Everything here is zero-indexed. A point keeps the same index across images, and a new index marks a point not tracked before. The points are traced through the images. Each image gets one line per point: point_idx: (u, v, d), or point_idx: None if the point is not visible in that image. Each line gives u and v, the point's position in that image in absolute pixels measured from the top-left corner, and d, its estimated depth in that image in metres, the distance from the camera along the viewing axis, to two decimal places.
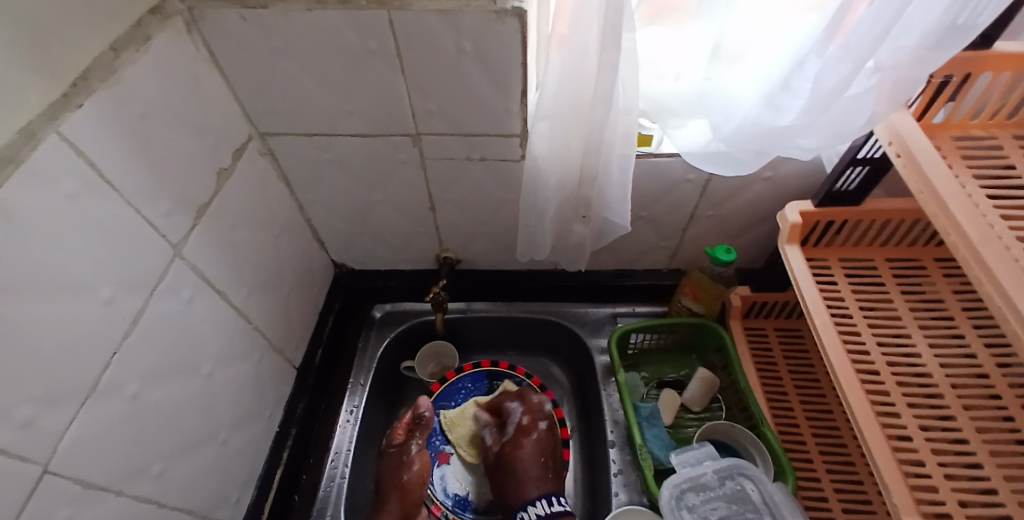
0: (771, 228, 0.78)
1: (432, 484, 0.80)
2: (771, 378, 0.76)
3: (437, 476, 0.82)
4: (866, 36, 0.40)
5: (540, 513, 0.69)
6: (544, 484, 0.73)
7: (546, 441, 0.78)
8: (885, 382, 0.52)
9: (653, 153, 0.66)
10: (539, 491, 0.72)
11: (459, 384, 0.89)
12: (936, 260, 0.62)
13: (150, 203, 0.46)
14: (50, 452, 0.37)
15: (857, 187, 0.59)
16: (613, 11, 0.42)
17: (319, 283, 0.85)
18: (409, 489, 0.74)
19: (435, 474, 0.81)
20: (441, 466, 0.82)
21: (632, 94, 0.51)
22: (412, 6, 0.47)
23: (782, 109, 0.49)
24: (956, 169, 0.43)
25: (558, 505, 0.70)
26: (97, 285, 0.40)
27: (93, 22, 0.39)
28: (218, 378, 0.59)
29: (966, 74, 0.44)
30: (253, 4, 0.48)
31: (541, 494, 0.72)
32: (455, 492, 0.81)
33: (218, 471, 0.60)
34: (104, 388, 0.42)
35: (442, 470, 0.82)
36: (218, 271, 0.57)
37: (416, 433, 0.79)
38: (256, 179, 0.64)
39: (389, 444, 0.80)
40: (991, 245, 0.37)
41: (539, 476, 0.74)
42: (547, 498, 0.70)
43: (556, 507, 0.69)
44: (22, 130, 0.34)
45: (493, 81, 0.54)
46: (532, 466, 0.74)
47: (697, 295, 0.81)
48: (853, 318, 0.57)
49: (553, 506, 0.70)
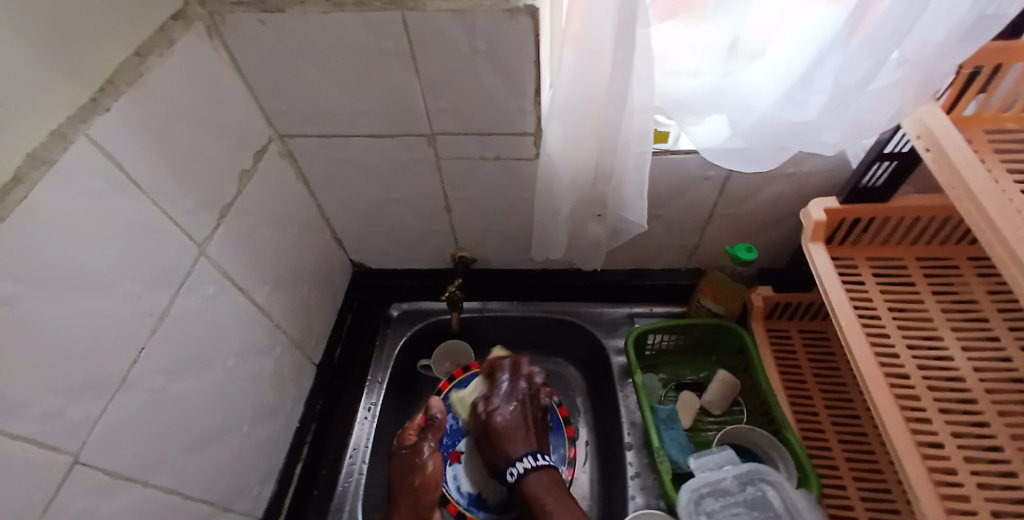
0: (794, 226, 0.76)
1: (445, 483, 0.80)
2: (794, 382, 0.74)
3: (449, 475, 0.81)
4: (891, 29, 0.38)
5: (523, 468, 0.70)
6: (529, 442, 0.74)
7: (529, 406, 0.79)
8: (915, 387, 0.50)
9: (670, 150, 0.65)
10: (523, 449, 0.73)
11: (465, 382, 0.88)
12: (970, 259, 0.59)
13: (174, 203, 0.48)
14: (79, 443, 0.38)
15: (885, 182, 0.57)
16: (625, 5, 0.41)
17: (337, 282, 0.86)
18: (422, 495, 0.73)
19: (448, 473, 0.81)
20: (453, 466, 0.82)
21: (647, 90, 0.50)
22: (425, 6, 0.48)
23: (803, 105, 0.47)
24: (990, 164, 0.41)
25: (542, 460, 0.72)
26: (123, 283, 0.42)
27: (119, 30, 0.41)
28: (240, 373, 0.61)
29: (1000, 64, 0.42)
30: (271, 7, 0.49)
31: (524, 450, 0.73)
32: (469, 490, 0.80)
33: (239, 464, 0.62)
34: (130, 382, 0.43)
35: (454, 470, 0.82)
36: (239, 269, 0.59)
37: (428, 435, 0.77)
38: (276, 179, 0.65)
39: (399, 445, 0.78)
40: None
41: (524, 436, 0.74)
42: (533, 454, 0.72)
43: (538, 463, 0.71)
44: (53, 132, 0.35)
45: (506, 80, 0.54)
46: (517, 427, 0.75)
47: (715, 295, 0.79)
48: (881, 319, 0.55)
49: (538, 460, 0.71)
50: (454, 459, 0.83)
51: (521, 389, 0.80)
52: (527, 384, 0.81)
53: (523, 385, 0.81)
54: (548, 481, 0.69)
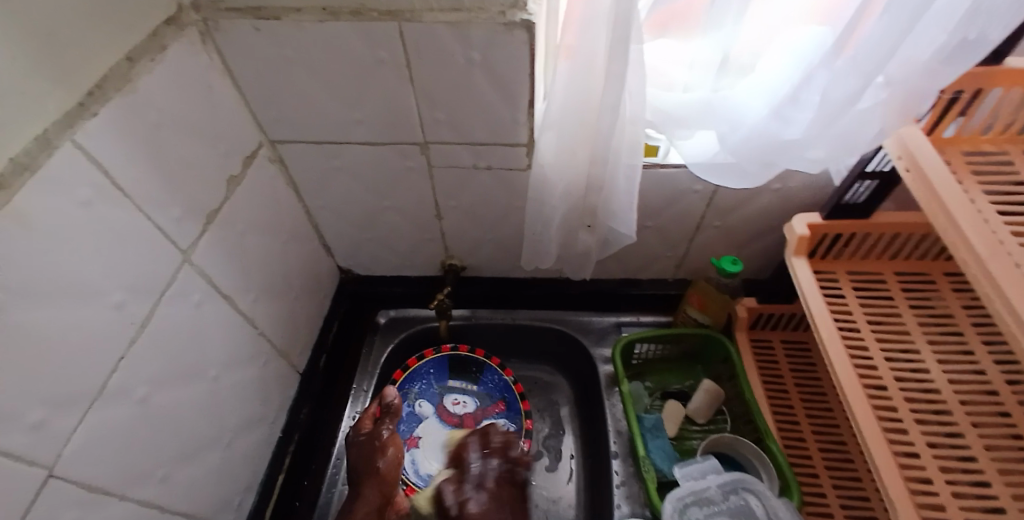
0: (779, 239, 0.78)
1: (404, 469, 0.79)
2: (777, 391, 0.75)
3: (408, 460, 0.81)
4: (875, 50, 0.40)
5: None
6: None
7: (522, 472, 0.76)
8: (893, 398, 0.52)
9: (660, 163, 0.66)
10: None
11: (422, 370, 0.89)
12: (945, 274, 0.61)
13: (162, 209, 0.47)
14: (57, 456, 0.37)
15: (867, 199, 0.59)
16: (620, 23, 0.42)
17: (325, 288, 0.85)
18: (384, 474, 0.70)
19: (406, 458, 0.81)
20: (411, 450, 0.82)
21: (640, 104, 0.51)
22: (422, 18, 0.48)
23: (791, 121, 0.49)
24: (966, 185, 0.43)
25: None
26: (108, 291, 0.41)
27: (109, 33, 0.40)
28: (224, 382, 0.59)
29: (978, 89, 0.44)
30: (266, 14, 0.49)
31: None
32: (427, 473, 0.80)
33: (221, 476, 0.60)
34: (112, 392, 0.42)
35: (411, 455, 0.82)
36: (226, 276, 0.58)
37: (386, 419, 0.76)
38: (265, 185, 0.65)
39: (357, 433, 0.75)
40: (1000, 261, 0.36)
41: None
42: None
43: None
44: (39, 138, 0.34)
45: (501, 92, 0.55)
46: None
47: (703, 306, 0.81)
48: (861, 331, 0.57)
49: None
50: (412, 443, 0.84)
51: (512, 448, 0.78)
52: (517, 441, 0.79)
53: (514, 442, 0.79)
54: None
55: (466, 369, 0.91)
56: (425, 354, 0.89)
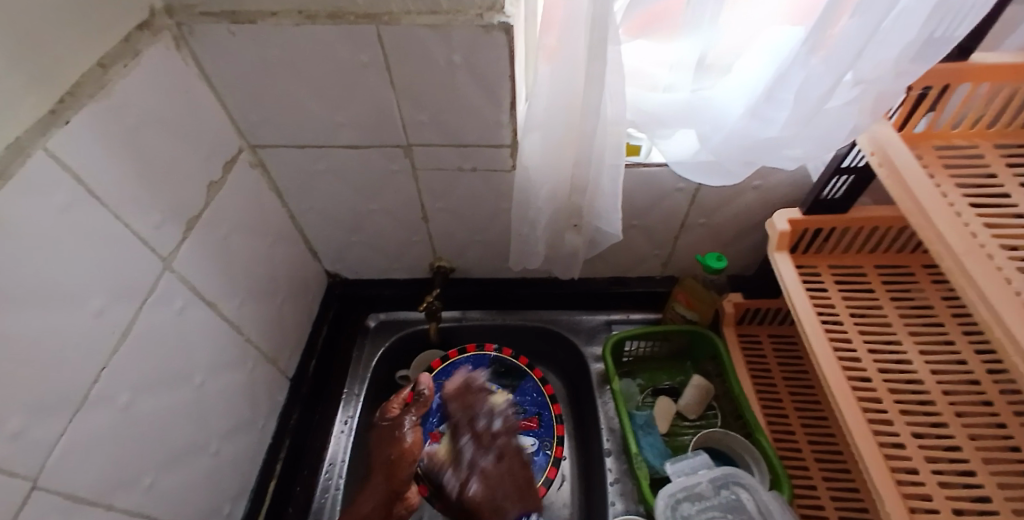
0: (763, 235, 0.78)
1: None
2: (765, 386, 0.76)
3: (425, 455, 0.77)
4: (848, 51, 0.40)
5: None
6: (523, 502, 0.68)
7: None
8: (877, 390, 0.53)
9: (643, 162, 0.66)
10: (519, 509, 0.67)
11: (459, 364, 0.87)
12: (924, 267, 0.62)
13: (141, 216, 0.46)
14: (39, 466, 0.37)
15: (844, 195, 0.59)
16: (598, 23, 0.42)
17: (313, 293, 0.85)
18: (396, 468, 0.70)
19: (425, 452, 0.77)
20: (432, 446, 0.77)
21: (620, 104, 0.51)
22: (401, 20, 0.48)
23: (768, 120, 0.49)
24: (939, 179, 0.44)
25: None
26: (86, 299, 0.41)
27: (84, 39, 0.40)
28: (210, 390, 0.59)
29: (946, 85, 0.44)
30: (243, 18, 0.49)
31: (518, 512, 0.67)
32: None
33: (208, 484, 0.60)
34: (93, 402, 0.42)
35: (431, 450, 0.78)
36: (210, 283, 0.58)
37: (412, 409, 0.75)
38: (248, 190, 0.64)
39: (382, 417, 0.77)
40: (973, 253, 0.37)
41: (505, 503, 0.67)
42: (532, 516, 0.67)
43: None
44: (12, 145, 0.34)
45: (482, 93, 0.55)
46: (494, 496, 0.67)
47: (691, 303, 0.83)
48: (843, 325, 0.58)
49: None
50: (434, 439, 0.78)
51: (484, 440, 0.74)
52: (480, 429, 0.75)
53: (486, 434, 0.74)
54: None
55: (508, 372, 0.88)
56: (466, 348, 0.87)
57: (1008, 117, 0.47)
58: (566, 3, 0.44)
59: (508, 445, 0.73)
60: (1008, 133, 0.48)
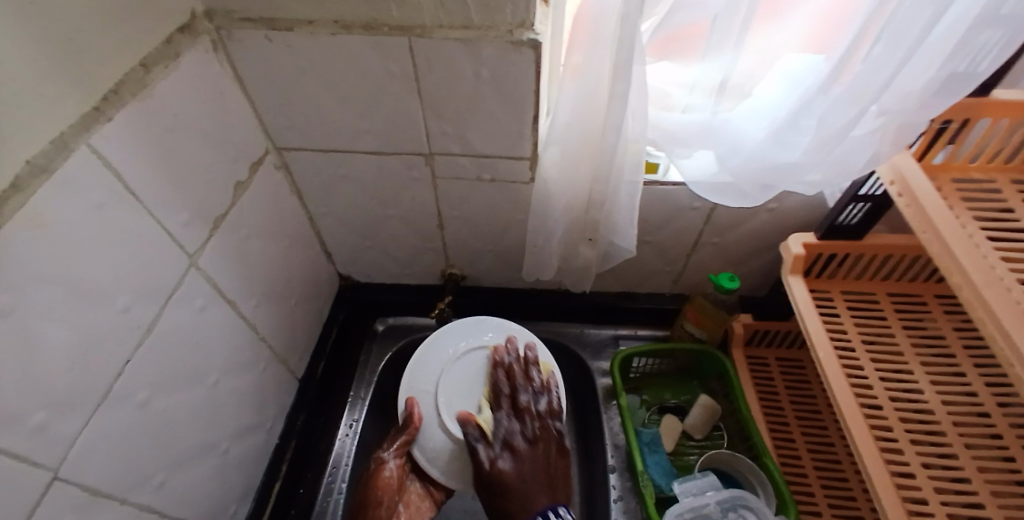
0: (774, 257, 0.79)
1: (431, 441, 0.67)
2: (772, 408, 0.76)
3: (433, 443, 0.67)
4: (873, 81, 0.41)
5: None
6: (548, 492, 0.59)
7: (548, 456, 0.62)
8: (888, 418, 0.53)
9: (660, 181, 0.67)
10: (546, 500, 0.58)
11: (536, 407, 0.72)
12: (937, 297, 0.62)
13: (170, 214, 0.47)
14: (60, 457, 0.37)
15: (859, 221, 0.60)
16: (625, 46, 0.44)
17: (324, 294, 0.85)
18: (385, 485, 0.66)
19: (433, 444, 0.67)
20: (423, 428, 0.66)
21: (642, 123, 0.52)
22: (433, 35, 0.49)
23: (788, 146, 0.50)
24: (958, 210, 0.44)
25: None
26: (115, 293, 0.41)
27: (128, 41, 0.41)
28: (224, 387, 0.59)
29: (966, 120, 0.45)
30: (280, 26, 0.50)
31: (548, 503, 0.58)
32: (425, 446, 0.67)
33: (216, 483, 0.60)
34: (115, 395, 0.42)
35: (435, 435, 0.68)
36: (230, 281, 0.58)
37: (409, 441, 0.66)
38: (271, 190, 0.65)
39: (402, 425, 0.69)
40: (992, 286, 0.37)
41: (538, 489, 0.59)
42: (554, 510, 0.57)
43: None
44: (56, 141, 0.35)
45: (507, 107, 0.56)
46: (529, 479, 0.59)
47: (698, 320, 0.83)
48: (855, 351, 0.58)
49: None
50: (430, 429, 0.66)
51: (523, 417, 0.63)
52: (525, 404, 0.63)
53: (529, 412, 0.63)
54: None
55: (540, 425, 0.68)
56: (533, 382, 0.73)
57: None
58: (594, 25, 0.46)
59: (550, 432, 0.64)
60: None
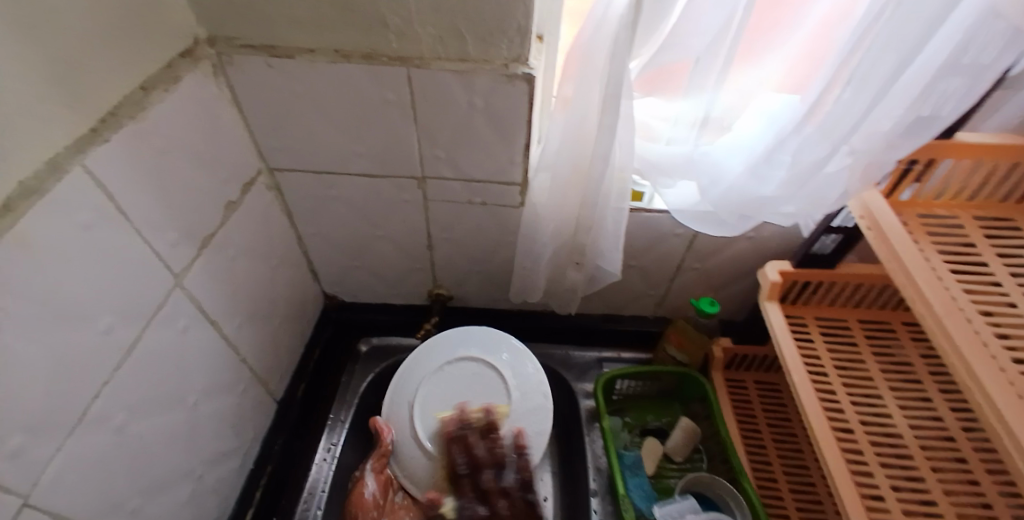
0: (752, 283, 0.82)
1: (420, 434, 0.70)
2: (751, 431, 0.78)
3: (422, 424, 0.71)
4: (840, 124, 0.45)
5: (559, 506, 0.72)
6: None
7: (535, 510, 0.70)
8: (860, 441, 0.55)
9: (645, 209, 0.69)
10: None
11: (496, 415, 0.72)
12: (904, 324, 0.66)
13: (159, 234, 0.47)
14: (32, 483, 0.36)
15: (831, 251, 0.63)
16: (613, 82, 0.46)
17: (309, 314, 0.85)
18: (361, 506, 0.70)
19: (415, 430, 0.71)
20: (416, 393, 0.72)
21: (628, 153, 0.54)
22: (430, 65, 0.51)
23: (766, 180, 0.53)
24: (923, 245, 0.47)
25: None
26: (98, 315, 0.41)
27: (124, 63, 0.42)
28: (203, 411, 0.58)
29: (930, 159, 0.48)
30: (279, 53, 0.51)
31: None
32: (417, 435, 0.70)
33: (190, 510, 0.58)
34: (92, 418, 0.41)
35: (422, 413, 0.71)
36: (215, 302, 0.58)
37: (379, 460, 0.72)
38: (260, 211, 0.65)
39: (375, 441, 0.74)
40: (952, 317, 0.40)
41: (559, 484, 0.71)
42: None
43: None
44: (48, 161, 0.35)
45: (499, 135, 0.58)
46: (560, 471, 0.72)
47: (681, 344, 0.84)
48: (828, 376, 0.60)
49: None
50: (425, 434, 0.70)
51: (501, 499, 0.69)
52: (496, 485, 0.70)
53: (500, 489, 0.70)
54: None
55: None
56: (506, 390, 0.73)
57: (985, 191, 0.52)
58: (583, 63, 0.48)
59: (518, 501, 0.70)
60: (983, 206, 0.52)
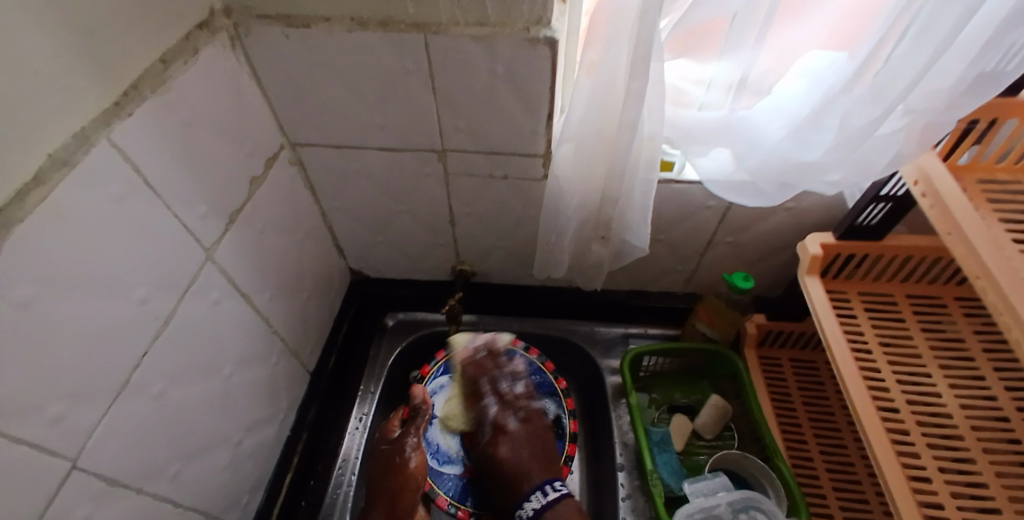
0: (790, 257, 0.78)
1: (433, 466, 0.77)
2: (785, 409, 0.75)
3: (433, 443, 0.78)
4: (895, 81, 0.41)
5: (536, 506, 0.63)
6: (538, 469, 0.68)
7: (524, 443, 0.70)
8: (905, 422, 0.52)
9: (675, 179, 0.66)
10: (541, 477, 0.67)
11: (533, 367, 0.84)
12: (957, 299, 0.61)
13: (187, 209, 0.48)
14: (79, 448, 0.38)
15: (880, 222, 0.59)
16: (642, 41, 0.43)
17: (336, 289, 0.86)
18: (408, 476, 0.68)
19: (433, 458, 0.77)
20: None
21: (658, 120, 0.51)
22: (448, 31, 0.49)
23: (809, 145, 0.49)
24: (983, 212, 0.43)
25: (554, 493, 0.64)
26: (133, 286, 0.42)
27: (146, 39, 0.41)
28: (238, 380, 0.60)
29: (994, 119, 0.44)
30: (296, 22, 0.50)
31: (543, 479, 0.66)
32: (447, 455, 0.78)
33: (230, 474, 0.61)
34: (133, 386, 0.43)
35: None
36: (245, 276, 0.59)
37: (412, 428, 0.72)
38: (285, 186, 0.65)
39: (383, 441, 0.73)
40: (1020, 290, 0.37)
41: (532, 465, 0.67)
42: (542, 489, 0.65)
43: (553, 497, 0.64)
44: (76, 135, 0.36)
45: (521, 103, 0.55)
46: (522, 456, 0.68)
47: (711, 320, 0.82)
48: (873, 354, 0.57)
49: (548, 496, 0.64)
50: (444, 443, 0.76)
51: (510, 402, 0.73)
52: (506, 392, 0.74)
53: (510, 396, 0.74)
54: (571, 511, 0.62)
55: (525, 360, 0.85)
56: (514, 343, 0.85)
57: None
58: (611, 21, 0.45)
59: (530, 410, 0.74)
60: None
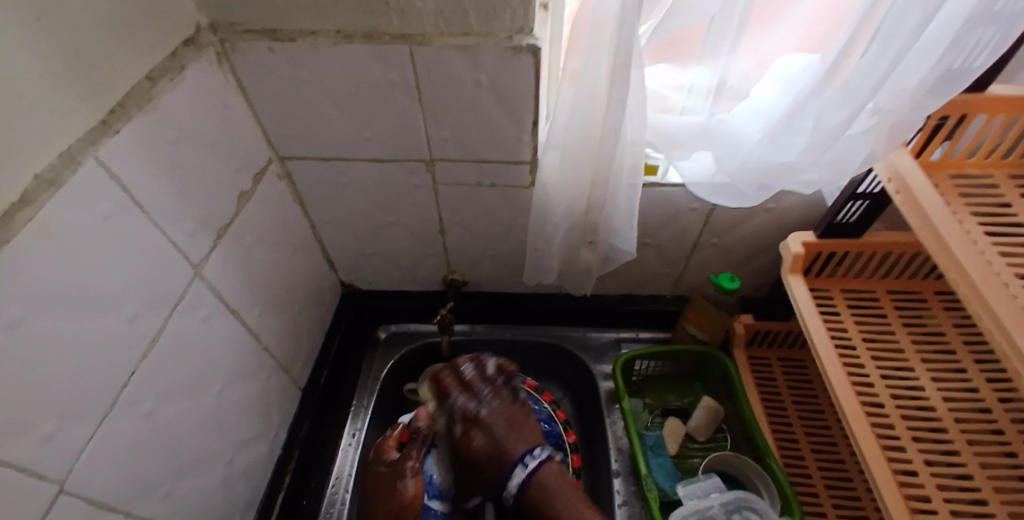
0: (774, 257, 0.79)
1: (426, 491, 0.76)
2: (775, 409, 0.76)
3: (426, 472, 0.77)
4: (861, 84, 0.43)
5: (520, 480, 0.61)
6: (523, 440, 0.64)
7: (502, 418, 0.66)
8: (890, 416, 0.53)
9: (660, 183, 0.68)
10: (520, 449, 0.63)
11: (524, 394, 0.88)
12: (936, 294, 0.63)
13: (176, 225, 0.48)
14: (68, 469, 0.37)
15: (857, 220, 0.60)
16: (621, 50, 0.44)
17: (327, 302, 0.86)
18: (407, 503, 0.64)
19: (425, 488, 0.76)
20: None
21: (640, 127, 0.53)
22: (433, 43, 0.50)
23: (784, 146, 0.51)
24: (955, 208, 0.45)
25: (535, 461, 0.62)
26: (122, 304, 0.42)
27: (132, 56, 0.42)
28: (229, 397, 0.60)
29: (963, 115, 0.46)
30: (283, 38, 0.51)
31: (524, 449, 0.63)
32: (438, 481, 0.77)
33: (222, 494, 0.60)
34: (122, 405, 0.43)
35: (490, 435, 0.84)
36: (235, 290, 0.59)
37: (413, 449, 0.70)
38: (274, 200, 0.66)
39: (381, 462, 0.70)
40: (990, 281, 0.38)
41: (511, 438, 0.64)
42: (524, 459, 0.62)
43: (535, 463, 0.62)
44: (63, 154, 0.36)
45: (506, 112, 0.56)
46: (497, 437, 0.64)
47: (700, 322, 0.83)
48: (857, 350, 0.58)
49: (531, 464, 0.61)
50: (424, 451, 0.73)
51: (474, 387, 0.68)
52: (468, 378, 0.69)
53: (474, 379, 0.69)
54: (559, 477, 0.61)
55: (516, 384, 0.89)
56: None
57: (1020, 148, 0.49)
58: (591, 32, 0.47)
59: (500, 391, 0.69)
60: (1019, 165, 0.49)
